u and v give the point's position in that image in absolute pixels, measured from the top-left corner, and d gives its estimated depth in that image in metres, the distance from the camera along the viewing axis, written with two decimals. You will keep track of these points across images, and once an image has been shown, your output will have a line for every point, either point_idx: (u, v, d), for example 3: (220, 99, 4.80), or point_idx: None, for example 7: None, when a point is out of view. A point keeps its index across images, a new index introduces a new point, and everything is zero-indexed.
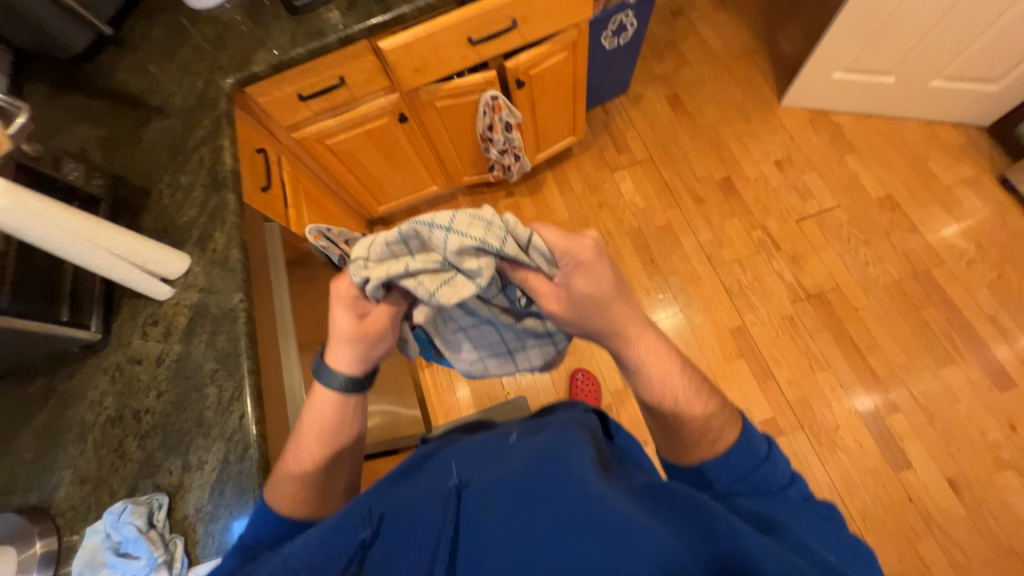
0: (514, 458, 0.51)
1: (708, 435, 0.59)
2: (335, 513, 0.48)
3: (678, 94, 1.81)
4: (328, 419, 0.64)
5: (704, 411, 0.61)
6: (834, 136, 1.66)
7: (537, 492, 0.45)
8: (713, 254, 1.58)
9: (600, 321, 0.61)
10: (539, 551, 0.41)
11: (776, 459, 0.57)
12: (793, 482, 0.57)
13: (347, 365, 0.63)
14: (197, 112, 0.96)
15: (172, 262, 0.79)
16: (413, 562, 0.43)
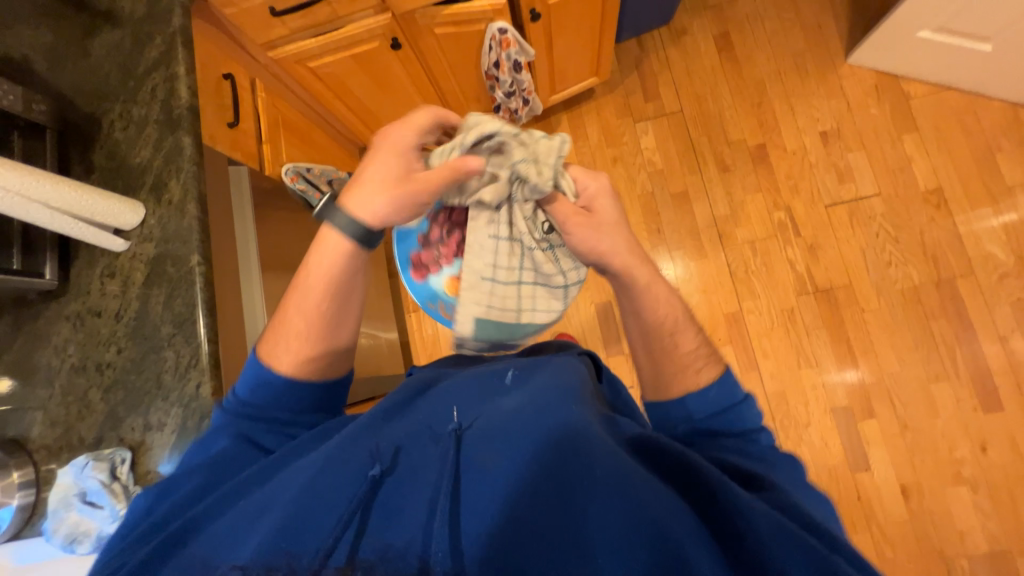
0: (507, 408, 0.60)
1: (694, 365, 0.65)
2: (338, 445, 0.55)
3: (729, 32, 1.54)
4: (337, 280, 0.62)
5: (691, 348, 0.67)
6: (897, 109, 1.43)
7: (526, 435, 0.54)
8: (725, 231, 1.47)
9: (615, 242, 0.66)
10: (530, 480, 0.49)
11: (751, 402, 0.62)
12: (764, 429, 0.62)
13: (369, 212, 0.60)
14: (148, 25, 0.83)
15: (123, 214, 0.74)
16: (418, 488, 0.52)
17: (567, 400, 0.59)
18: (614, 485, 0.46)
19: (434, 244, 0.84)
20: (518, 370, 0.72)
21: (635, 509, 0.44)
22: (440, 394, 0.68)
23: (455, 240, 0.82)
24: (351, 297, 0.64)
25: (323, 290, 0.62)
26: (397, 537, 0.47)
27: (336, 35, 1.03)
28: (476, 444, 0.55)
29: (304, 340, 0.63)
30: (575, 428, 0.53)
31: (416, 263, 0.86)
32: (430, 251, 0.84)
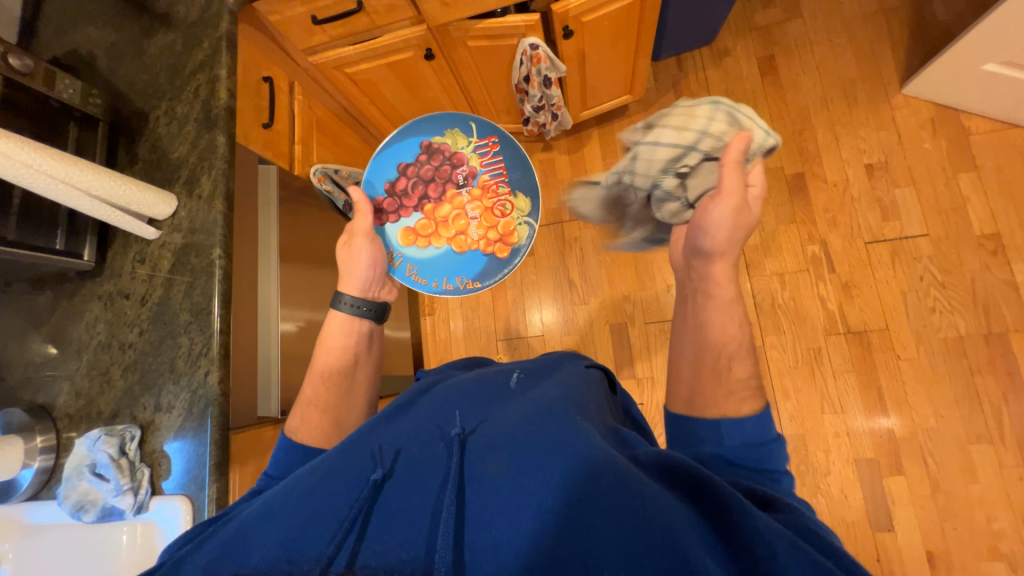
0: (514, 420, 0.61)
1: (738, 393, 0.60)
2: (347, 458, 0.59)
3: (774, 56, 1.49)
4: (350, 344, 0.81)
5: (740, 373, 0.61)
6: (955, 145, 1.34)
7: (527, 452, 0.55)
8: (754, 261, 1.41)
9: (730, 248, 0.66)
10: (527, 497, 0.50)
11: (778, 444, 0.57)
12: (786, 473, 0.56)
13: (355, 287, 0.84)
14: (198, 29, 0.88)
15: (157, 205, 0.78)
16: (423, 501, 0.54)
17: (567, 413, 0.61)
18: (608, 493, 0.46)
19: (400, 192, 0.96)
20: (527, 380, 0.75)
21: (629, 514, 0.44)
22: (447, 400, 0.71)
23: (421, 193, 0.97)
24: (359, 361, 0.81)
25: (334, 358, 0.79)
26: (403, 544, 0.51)
27: (373, 43, 1.06)
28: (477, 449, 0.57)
29: (323, 408, 0.76)
30: (572, 438, 0.54)
31: (379, 206, 0.96)
32: (395, 198, 0.96)
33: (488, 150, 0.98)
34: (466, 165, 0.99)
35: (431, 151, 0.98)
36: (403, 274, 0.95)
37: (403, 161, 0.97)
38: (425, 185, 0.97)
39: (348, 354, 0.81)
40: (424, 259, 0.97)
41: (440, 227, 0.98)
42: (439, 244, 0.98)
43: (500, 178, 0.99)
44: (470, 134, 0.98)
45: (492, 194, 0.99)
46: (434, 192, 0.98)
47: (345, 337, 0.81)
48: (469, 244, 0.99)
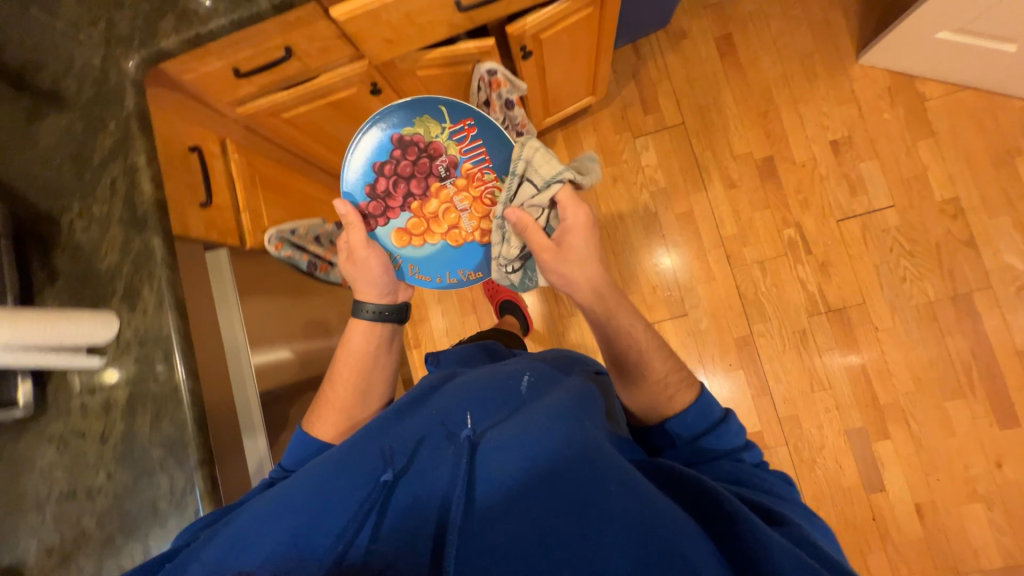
0: (525, 417, 0.60)
1: (679, 383, 0.75)
2: (355, 457, 0.58)
3: (731, 34, 1.44)
4: (369, 353, 0.87)
5: (664, 368, 0.76)
6: (912, 113, 1.35)
7: (535, 446, 0.54)
8: (734, 251, 1.41)
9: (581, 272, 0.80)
10: (534, 488, 0.50)
11: (729, 423, 0.71)
12: (748, 448, 0.69)
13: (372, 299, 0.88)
14: (99, 108, 0.74)
15: (95, 332, 0.67)
16: (432, 503, 0.53)
17: (584, 421, 0.60)
18: (619, 512, 0.46)
19: (381, 194, 0.89)
20: (534, 378, 0.73)
21: (635, 531, 0.44)
22: (458, 391, 0.69)
23: (405, 192, 0.89)
24: (373, 366, 0.86)
25: (354, 365, 0.85)
26: (408, 543, 0.50)
27: (310, 87, 0.93)
28: (490, 452, 0.55)
29: (338, 409, 0.82)
30: (584, 440, 0.55)
31: (366, 212, 0.89)
32: (378, 201, 0.89)
33: (465, 135, 0.89)
34: (444, 154, 0.90)
35: (405, 147, 0.89)
36: (409, 277, 0.92)
37: (379, 160, 0.88)
38: (407, 182, 0.89)
39: (366, 355, 0.86)
40: (423, 256, 0.93)
41: (431, 224, 0.92)
42: (435, 240, 0.93)
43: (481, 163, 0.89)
44: (442, 121, 0.88)
45: (477, 181, 0.90)
46: (417, 188, 0.90)
47: (361, 345, 0.86)
48: (463, 236, 0.93)
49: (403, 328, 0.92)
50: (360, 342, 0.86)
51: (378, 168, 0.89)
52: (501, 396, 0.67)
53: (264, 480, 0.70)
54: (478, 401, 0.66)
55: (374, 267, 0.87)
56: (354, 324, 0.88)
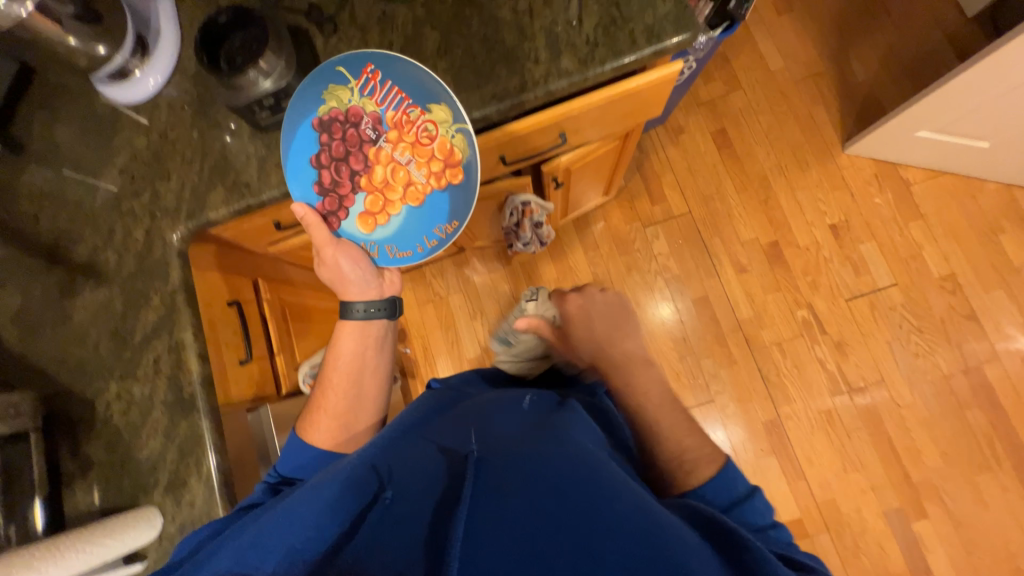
0: (528, 435, 0.55)
1: (697, 458, 0.64)
2: (346, 469, 0.53)
3: (725, 128, 1.52)
4: (363, 357, 0.76)
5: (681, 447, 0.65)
6: (900, 196, 1.45)
7: (537, 462, 0.49)
8: (752, 334, 1.44)
9: (598, 333, 0.82)
10: (533, 501, 0.44)
11: (756, 498, 0.59)
12: (775, 525, 0.58)
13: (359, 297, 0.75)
14: (144, 283, 0.72)
15: (135, 536, 0.61)
16: (418, 519, 0.46)
17: (587, 440, 0.56)
18: (623, 530, 0.41)
19: (330, 185, 0.69)
20: (538, 398, 0.69)
21: (637, 542, 0.40)
22: (466, 416, 0.64)
23: (348, 172, 0.69)
24: (369, 368, 0.76)
25: (348, 371, 0.75)
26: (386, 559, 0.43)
27: None
28: (489, 459, 0.51)
29: (334, 416, 0.73)
30: (587, 461, 0.50)
31: (322, 212, 0.70)
32: (331, 195, 0.69)
33: (374, 82, 0.67)
34: (367, 117, 0.68)
35: (327, 128, 0.68)
36: (388, 261, 0.71)
37: (313, 152, 0.69)
38: (345, 162, 0.68)
39: (357, 361, 0.76)
40: (395, 230, 0.71)
41: (387, 194, 0.70)
42: (399, 208, 0.71)
43: (404, 102, 0.67)
44: (347, 81, 0.67)
45: (410, 126, 0.68)
46: (358, 162, 0.69)
47: (350, 349, 0.75)
48: (424, 189, 0.69)
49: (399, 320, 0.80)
50: (353, 351, 0.76)
51: (312, 161, 0.69)
52: (504, 412, 0.63)
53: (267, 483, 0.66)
54: (488, 421, 0.60)
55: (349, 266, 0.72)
56: (346, 325, 0.76)
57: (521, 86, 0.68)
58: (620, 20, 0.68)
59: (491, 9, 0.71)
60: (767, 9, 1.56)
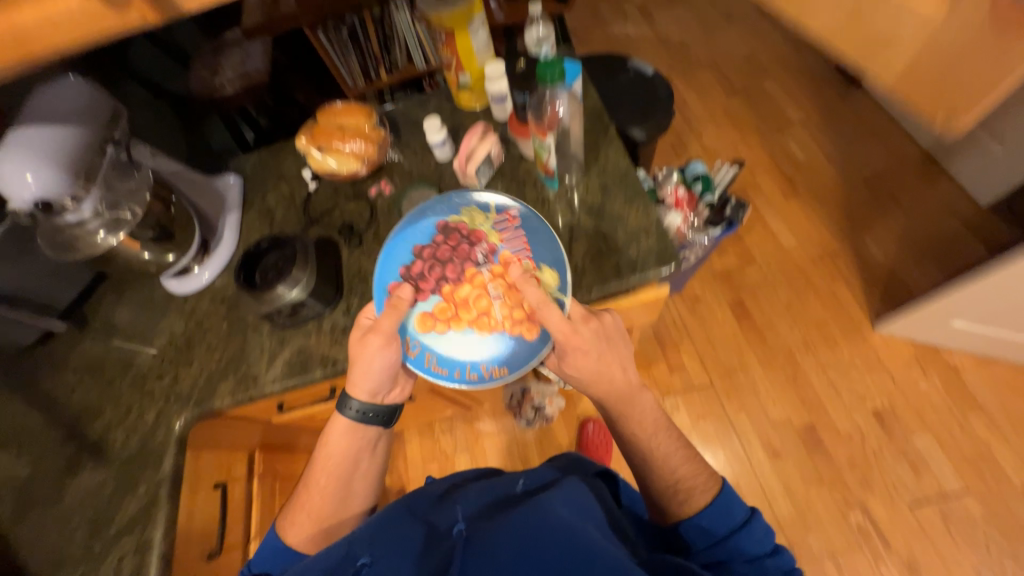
0: (509, 516, 0.57)
1: (697, 487, 0.69)
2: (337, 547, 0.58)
3: (742, 300, 1.53)
4: (345, 453, 0.76)
5: (679, 474, 0.70)
6: (951, 384, 1.32)
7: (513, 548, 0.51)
8: (797, 539, 1.22)
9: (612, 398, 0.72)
10: None
11: (753, 525, 0.64)
12: (773, 552, 0.63)
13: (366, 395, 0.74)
14: (138, 467, 0.74)
15: None
16: None
17: (569, 516, 0.56)
18: None
19: (415, 275, 0.72)
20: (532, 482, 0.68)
21: None
22: (452, 500, 0.67)
23: (438, 274, 0.71)
24: (351, 461, 0.77)
25: (331, 467, 0.76)
26: None
27: None
28: (475, 544, 0.54)
29: (313, 516, 0.74)
30: (559, 541, 0.51)
31: (392, 292, 0.71)
32: (411, 282, 0.71)
33: (508, 222, 0.73)
34: (484, 243, 0.73)
35: (447, 233, 0.73)
36: (419, 367, 0.69)
37: (419, 242, 0.73)
38: (443, 266, 0.71)
39: (347, 456, 0.76)
40: (445, 346, 0.70)
41: (460, 309, 0.70)
42: (461, 328, 0.70)
43: (522, 249, 0.71)
44: (488, 210, 0.75)
45: (515, 269, 0.71)
46: (453, 272, 0.71)
47: (336, 444, 0.76)
48: (493, 325, 0.70)
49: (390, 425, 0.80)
50: (341, 446, 0.76)
51: (414, 251, 0.73)
52: (496, 500, 0.64)
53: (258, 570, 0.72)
54: (474, 505, 0.64)
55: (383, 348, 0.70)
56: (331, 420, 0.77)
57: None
58: (606, 250, 0.74)
59: None
60: (774, 193, 1.67)
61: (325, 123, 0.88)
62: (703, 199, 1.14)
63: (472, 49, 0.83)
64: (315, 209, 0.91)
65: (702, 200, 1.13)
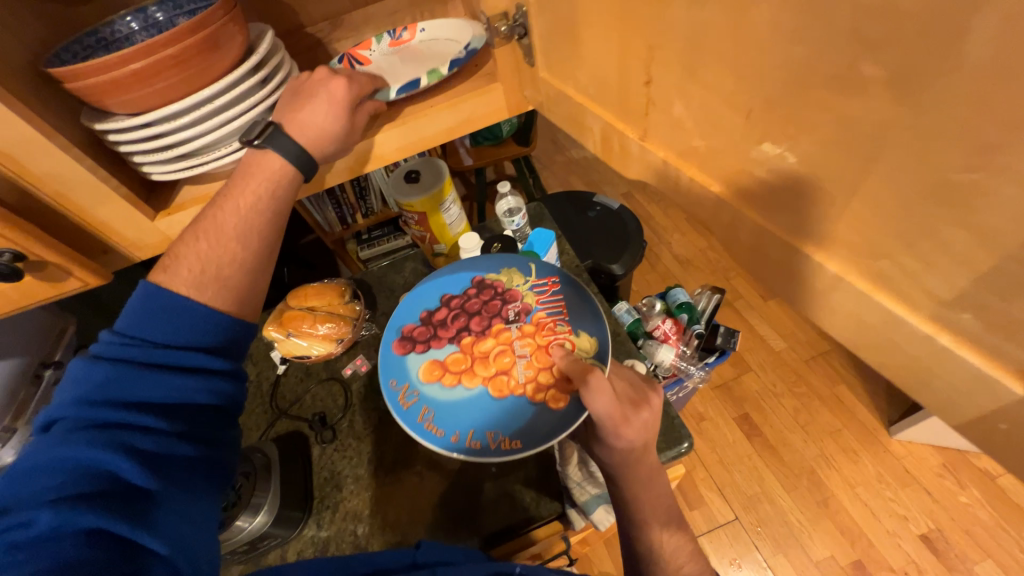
0: None
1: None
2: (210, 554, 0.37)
3: (747, 413, 1.39)
4: (240, 270, 0.45)
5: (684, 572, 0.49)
6: (991, 493, 1.21)
7: None
8: None
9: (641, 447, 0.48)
10: None
11: None
12: None
13: (312, 129, 0.45)
14: None
15: None
16: None
17: None
18: None
19: (434, 320, 0.60)
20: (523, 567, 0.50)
21: None
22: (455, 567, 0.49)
23: (460, 324, 0.60)
24: (246, 283, 0.46)
25: (240, 250, 0.45)
26: None
27: None
28: None
29: (216, 263, 0.44)
30: None
31: (405, 334, 0.60)
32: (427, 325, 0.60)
33: (551, 287, 0.61)
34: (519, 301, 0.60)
35: (481, 286, 0.62)
36: (410, 422, 0.53)
37: (449, 290, 0.63)
38: (468, 317, 0.60)
39: (281, 185, 0.46)
40: (451, 401, 0.54)
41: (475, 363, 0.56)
42: (472, 384, 0.55)
43: (562, 314, 0.59)
44: (529, 272, 0.63)
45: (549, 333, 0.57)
46: (476, 324, 0.60)
47: (240, 233, 0.45)
48: (512, 387, 0.54)
49: (297, 185, 0.47)
50: (271, 194, 0.46)
51: (442, 299, 0.62)
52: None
53: (112, 520, 0.33)
54: None
55: (360, 125, 0.49)
56: (223, 196, 0.45)
57: (509, 519, 0.66)
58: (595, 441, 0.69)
59: None
60: (751, 293, 1.58)
61: (294, 307, 0.83)
62: (691, 329, 1.12)
63: (444, 224, 0.84)
64: (284, 395, 0.82)
65: (691, 330, 1.11)
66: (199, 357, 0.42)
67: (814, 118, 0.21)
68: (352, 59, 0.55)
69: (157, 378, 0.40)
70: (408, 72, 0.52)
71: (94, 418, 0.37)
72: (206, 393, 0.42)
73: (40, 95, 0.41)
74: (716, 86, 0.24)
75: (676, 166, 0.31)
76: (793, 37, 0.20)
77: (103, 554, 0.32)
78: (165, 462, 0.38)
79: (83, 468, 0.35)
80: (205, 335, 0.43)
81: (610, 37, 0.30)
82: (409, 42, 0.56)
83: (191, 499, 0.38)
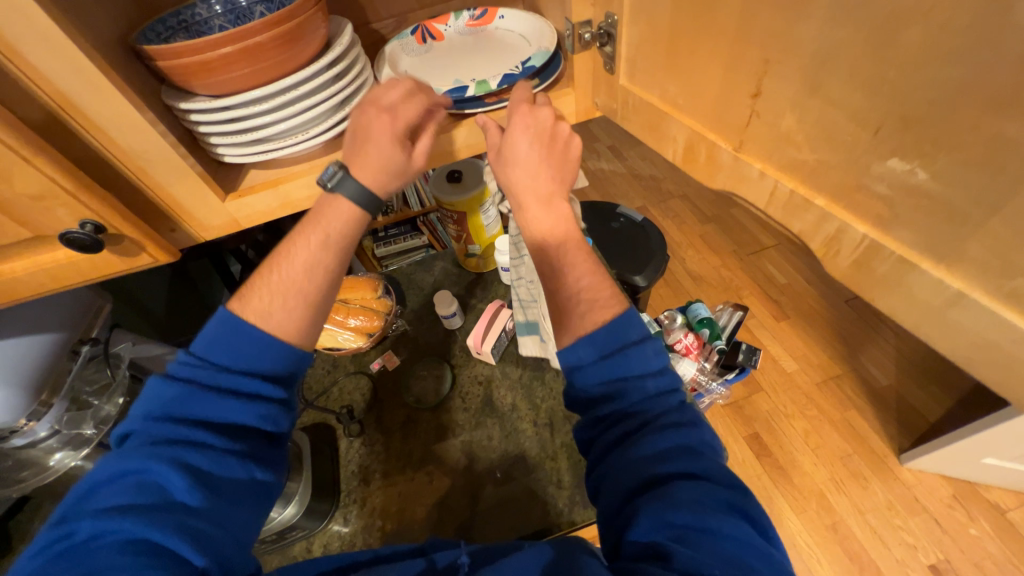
0: None
1: None
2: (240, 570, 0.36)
3: (758, 432, 1.39)
4: (302, 301, 0.43)
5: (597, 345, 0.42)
6: (1000, 526, 1.20)
7: None
8: None
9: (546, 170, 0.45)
10: None
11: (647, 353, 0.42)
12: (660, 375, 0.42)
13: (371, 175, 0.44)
14: None
15: None
16: None
17: None
18: None
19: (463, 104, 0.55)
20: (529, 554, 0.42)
21: None
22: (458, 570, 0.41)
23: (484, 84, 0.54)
24: (309, 316, 0.44)
25: (302, 278, 0.43)
26: None
27: None
28: None
29: (278, 290, 0.43)
30: None
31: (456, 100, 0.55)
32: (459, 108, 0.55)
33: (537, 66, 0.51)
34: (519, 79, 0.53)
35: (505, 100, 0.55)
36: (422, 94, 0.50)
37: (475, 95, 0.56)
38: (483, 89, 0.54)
39: (344, 216, 0.44)
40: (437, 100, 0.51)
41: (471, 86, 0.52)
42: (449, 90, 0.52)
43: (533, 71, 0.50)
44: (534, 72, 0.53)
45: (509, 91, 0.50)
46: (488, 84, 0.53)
47: (306, 263, 0.43)
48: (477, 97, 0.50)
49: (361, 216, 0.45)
50: (342, 224, 0.44)
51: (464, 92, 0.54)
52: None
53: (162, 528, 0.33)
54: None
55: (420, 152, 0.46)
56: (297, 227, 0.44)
57: (511, 528, 0.65)
58: None
59: (513, 419, 0.75)
60: (763, 314, 1.59)
61: None
62: (712, 344, 1.11)
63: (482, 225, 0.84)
64: (311, 387, 0.82)
65: (711, 345, 1.11)
66: (258, 383, 0.41)
67: (958, 139, 0.22)
68: (426, 32, 0.57)
69: (215, 398, 0.39)
70: (475, 64, 0.53)
71: (162, 432, 0.38)
72: (262, 417, 0.41)
73: (130, 72, 0.42)
74: (843, 100, 0.25)
75: (774, 178, 0.31)
76: (948, 58, 0.21)
77: (146, 564, 0.32)
78: (215, 481, 0.37)
79: (145, 478, 0.35)
80: (267, 362, 0.41)
81: (717, 49, 0.31)
82: (484, 27, 0.56)
83: (235, 514, 0.37)
